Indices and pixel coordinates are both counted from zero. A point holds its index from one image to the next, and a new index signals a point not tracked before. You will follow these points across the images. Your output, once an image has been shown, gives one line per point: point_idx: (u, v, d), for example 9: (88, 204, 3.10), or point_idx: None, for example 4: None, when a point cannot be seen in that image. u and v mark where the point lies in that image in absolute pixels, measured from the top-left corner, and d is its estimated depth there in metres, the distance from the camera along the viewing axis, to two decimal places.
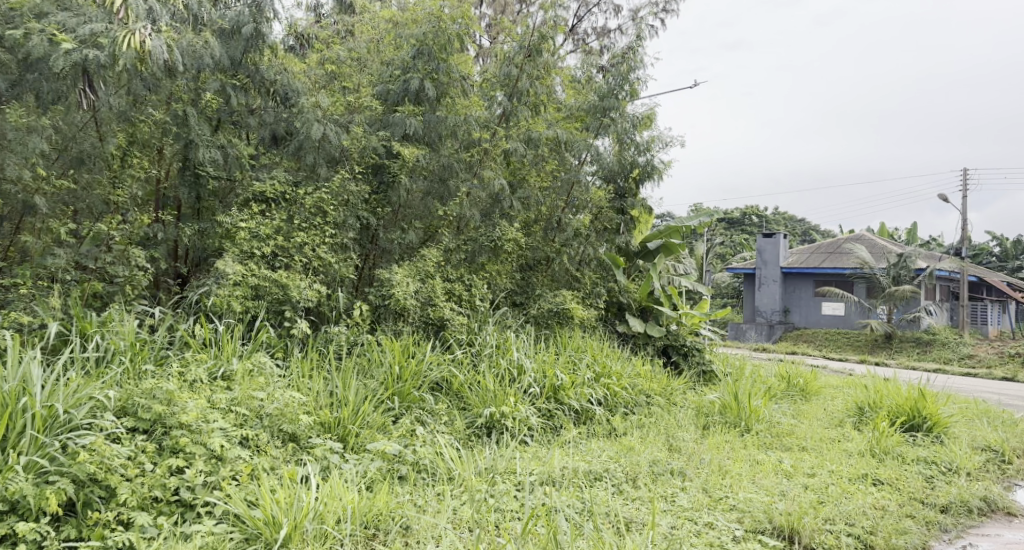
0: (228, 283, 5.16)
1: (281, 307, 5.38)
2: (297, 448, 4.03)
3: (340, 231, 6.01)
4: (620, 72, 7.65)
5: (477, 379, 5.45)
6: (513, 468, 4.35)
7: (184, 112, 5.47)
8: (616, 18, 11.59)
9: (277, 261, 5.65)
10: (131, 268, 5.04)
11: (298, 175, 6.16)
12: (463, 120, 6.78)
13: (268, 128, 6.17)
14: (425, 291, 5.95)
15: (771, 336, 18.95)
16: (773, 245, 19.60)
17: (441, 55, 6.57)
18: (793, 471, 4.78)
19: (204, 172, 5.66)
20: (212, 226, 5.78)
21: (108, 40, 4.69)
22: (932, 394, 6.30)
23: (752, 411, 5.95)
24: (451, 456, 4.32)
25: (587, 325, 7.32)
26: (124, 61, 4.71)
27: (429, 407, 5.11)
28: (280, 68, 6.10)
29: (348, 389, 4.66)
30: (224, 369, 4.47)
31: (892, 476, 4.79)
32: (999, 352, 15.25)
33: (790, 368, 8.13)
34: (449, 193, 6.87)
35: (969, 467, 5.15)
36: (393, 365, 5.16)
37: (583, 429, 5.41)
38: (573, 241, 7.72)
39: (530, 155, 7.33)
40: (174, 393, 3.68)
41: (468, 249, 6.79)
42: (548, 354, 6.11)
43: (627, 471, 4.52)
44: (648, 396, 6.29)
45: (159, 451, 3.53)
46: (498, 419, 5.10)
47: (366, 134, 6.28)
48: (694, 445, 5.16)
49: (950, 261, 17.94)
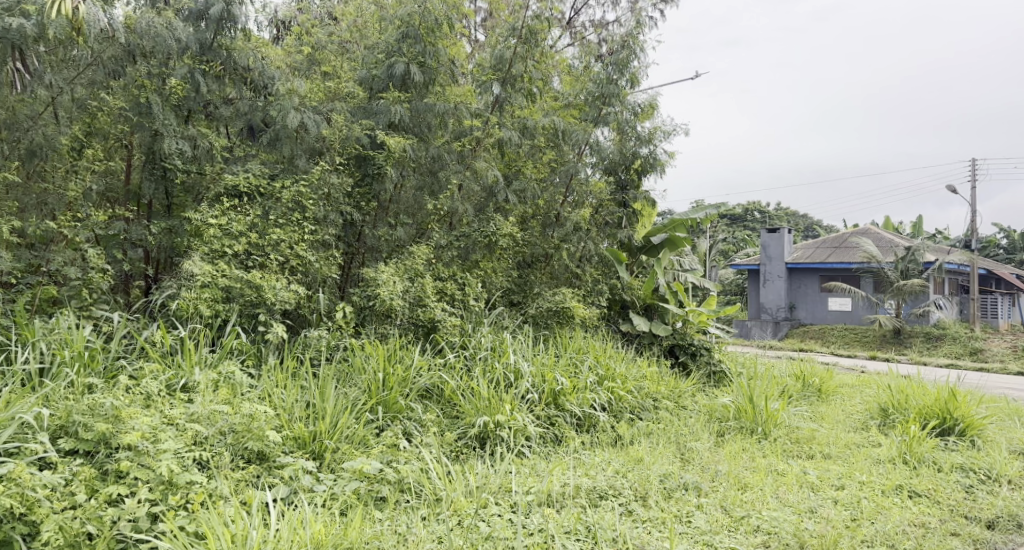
0: (196, 285, 4.71)
1: (255, 310, 4.92)
2: (265, 470, 3.59)
3: (320, 228, 5.58)
4: (620, 59, 7.18)
5: (470, 386, 4.99)
6: (507, 486, 3.90)
7: (147, 100, 5.05)
8: (614, 11, 11.09)
9: (251, 261, 5.19)
10: (87, 269, 4.61)
11: (275, 168, 5.72)
12: (452, 107, 6.37)
13: (244, 118, 5.73)
14: (414, 291, 5.51)
15: (777, 333, 18.47)
16: (777, 240, 19.09)
17: (428, 39, 6.12)
18: (819, 483, 4.34)
19: (171, 166, 5.23)
20: (181, 223, 5.32)
21: (35, 8, 4.51)
22: (963, 394, 5.84)
23: (769, 415, 5.51)
24: (438, 473, 3.86)
25: (589, 325, 6.85)
26: (55, 31, 4.54)
27: (417, 418, 4.65)
28: (253, 52, 5.62)
29: (325, 400, 4.20)
30: (185, 380, 4.02)
31: (929, 487, 4.38)
32: (1014, 345, 14.75)
33: (804, 367, 7.66)
34: (440, 187, 6.43)
35: (1010, 475, 4.70)
36: (377, 372, 4.72)
37: (585, 439, 4.96)
38: (573, 237, 7.26)
39: (526, 145, 6.97)
40: (121, 409, 3.28)
41: (460, 246, 6.30)
42: (547, 357, 5.64)
43: (636, 487, 4.06)
44: (655, 400, 5.84)
45: (100, 477, 3.12)
46: (491, 429, 4.64)
47: (348, 124, 5.83)
48: (708, 455, 4.72)
49: (960, 254, 17.48)
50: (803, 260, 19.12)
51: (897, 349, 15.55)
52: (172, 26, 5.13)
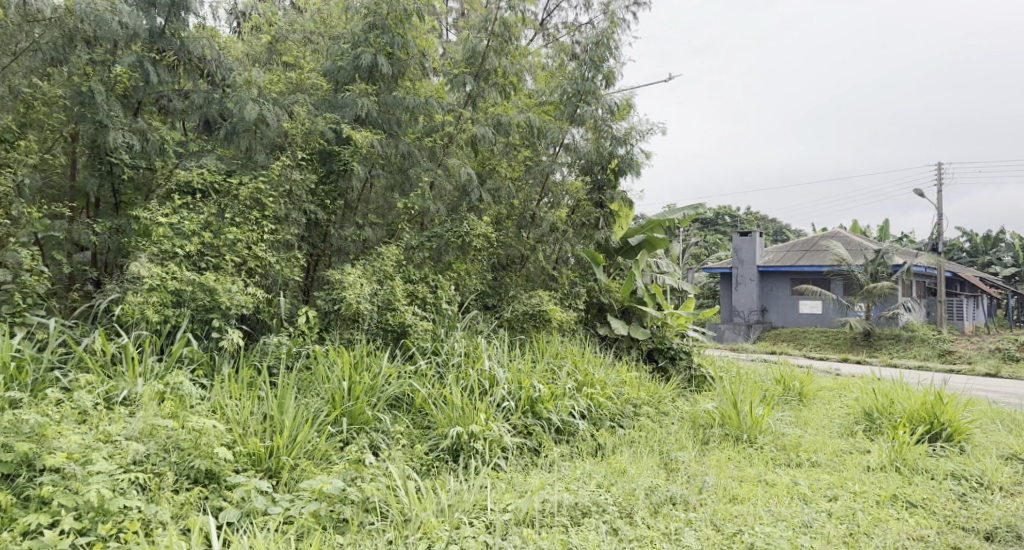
0: (143, 288, 4.34)
1: (209, 316, 4.55)
2: (213, 491, 3.26)
3: (281, 227, 5.22)
4: (596, 55, 6.95)
5: (442, 394, 4.68)
6: (482, 503, 3.61)
7: (89, 90, 4.71)
8: (587, 13, 10.79)
9: (204, 262, 4.82)
10: (19, 272, 4.25)
11: (232, 164, 5.36)
12: (422, 102, 6.05)
13: (199, 111, 5.41)
14: (382, 294, 5.20)
15: (749, 336, 18.42)
16: (749, 244, 19.10)
17: (397, 29, 5.79)
18: (812, 494, 4.13)
19: (118, 160, 4.90)
20: (128, 222, 4.98)
21: None
22: (950, 397, 5.68)
23: (754, 421, 5.29)
24: (406, 491, 3.54)
25: (566, 328, 6.59)
26: None
27: (385, 430, 4.34)
28: (209, 41, 5.37)
29: (284, 412, 3.86)
30: (126, 393, 3.66)
31: (923, 497, 4.18)
32: (980, 346, 14.81)
33: (785, 371, 7.47)
34: (411, 184, 6.12)
35: (1003, 481, 4.51)
36: (341, 381, 4.38)
37: (564, 450, 4.69)
38: (549, 238, 7.00)
39: (500, 143, 6.67)
40: (48, 427, 2.99)
41: (432, 247, 5.98)
42: (524, 363, 5.35)
43: (620, 503, 3.81)
44: (636, 406, 5.58)
45: (21, 504, 2.84)
46: (465, 441, 4.33)
47: (311, 117, 5.49)
48: (694, 466, 4.48)
49: (929, 257, 17.58)
50: (774, 263, 19.12)
51: (869, 352, 15.56)
52: (116, 9, 4.81)
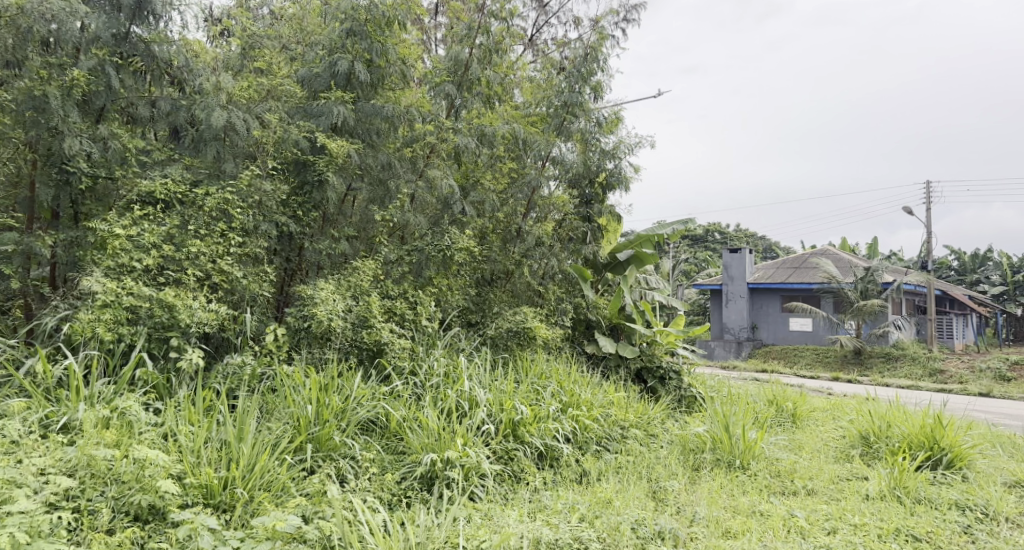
0: (95, 305, 4.05)
1: (167, 334, 4.25)
2: (154, 530, 3.05)
3: (250, 240, 4.92)
4: (583, 67, 6.75)
5: (417, 417, 4.38)
6: (454, 540, 3.34)
7: (43, 94, 4.44)
8: (575, 29, 10.60)
9: (165, 276, 4.52)
10: None
11: (199, 174, 5.07)
12: (402, 111, 5.77)
13: (167, 119, 5.16)
14: (357, 311, 4.90)
15: (740, 354, 18.19)
16: (739, 261, 18.81)
17: (376, 36, 5.53)
18: (809, 527, 3.87)
19: (75, 169, 4.62)
20: (85, 234, 4.66)
21: None
22: (950, 420, 5.44)
23: (747, 446, 5.02)
24: (371, 528, 3.26)
25: (551, 346, 6.32)
26: None
27: (354, 457, 4.04)
28: (178, 46, 5.12)
29: (243, 439, 3.56)
30: (67, 419, 3.42)
31: (927, 530, 3.93)
32: (971, 366, 14.62)
33: (777, 392, 7.21)
34: (390, 196, 5.85)
35: (1009, 512, 4.27)
36: (307, 404, 4.08)
37: (546, 476, 4.40)
38: (534, 252, 6.75)
39: (485, 155, 6.43)
40: None
41: (412, 261, 5.70)
42: (506, 384, 5.06)
43: (603, 539, 3.55)
44: (624, 428, 5.30)
45: None
46: (440, 469, 4.05)
47: (284, 125, 5.22)
48: (684, 495, 4.22)
49: (920, 274, 17.45)
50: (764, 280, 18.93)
51: (859, 370, 15.36)
52: (75, 11, 4.57)
